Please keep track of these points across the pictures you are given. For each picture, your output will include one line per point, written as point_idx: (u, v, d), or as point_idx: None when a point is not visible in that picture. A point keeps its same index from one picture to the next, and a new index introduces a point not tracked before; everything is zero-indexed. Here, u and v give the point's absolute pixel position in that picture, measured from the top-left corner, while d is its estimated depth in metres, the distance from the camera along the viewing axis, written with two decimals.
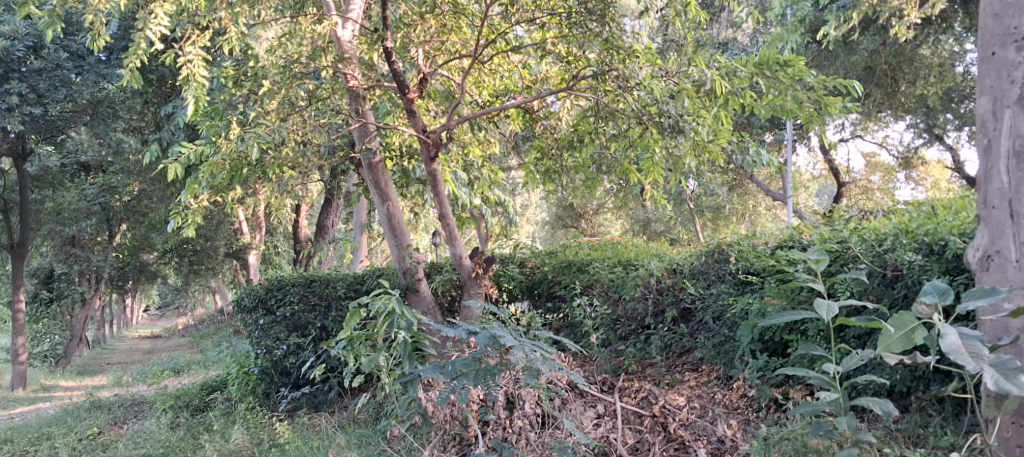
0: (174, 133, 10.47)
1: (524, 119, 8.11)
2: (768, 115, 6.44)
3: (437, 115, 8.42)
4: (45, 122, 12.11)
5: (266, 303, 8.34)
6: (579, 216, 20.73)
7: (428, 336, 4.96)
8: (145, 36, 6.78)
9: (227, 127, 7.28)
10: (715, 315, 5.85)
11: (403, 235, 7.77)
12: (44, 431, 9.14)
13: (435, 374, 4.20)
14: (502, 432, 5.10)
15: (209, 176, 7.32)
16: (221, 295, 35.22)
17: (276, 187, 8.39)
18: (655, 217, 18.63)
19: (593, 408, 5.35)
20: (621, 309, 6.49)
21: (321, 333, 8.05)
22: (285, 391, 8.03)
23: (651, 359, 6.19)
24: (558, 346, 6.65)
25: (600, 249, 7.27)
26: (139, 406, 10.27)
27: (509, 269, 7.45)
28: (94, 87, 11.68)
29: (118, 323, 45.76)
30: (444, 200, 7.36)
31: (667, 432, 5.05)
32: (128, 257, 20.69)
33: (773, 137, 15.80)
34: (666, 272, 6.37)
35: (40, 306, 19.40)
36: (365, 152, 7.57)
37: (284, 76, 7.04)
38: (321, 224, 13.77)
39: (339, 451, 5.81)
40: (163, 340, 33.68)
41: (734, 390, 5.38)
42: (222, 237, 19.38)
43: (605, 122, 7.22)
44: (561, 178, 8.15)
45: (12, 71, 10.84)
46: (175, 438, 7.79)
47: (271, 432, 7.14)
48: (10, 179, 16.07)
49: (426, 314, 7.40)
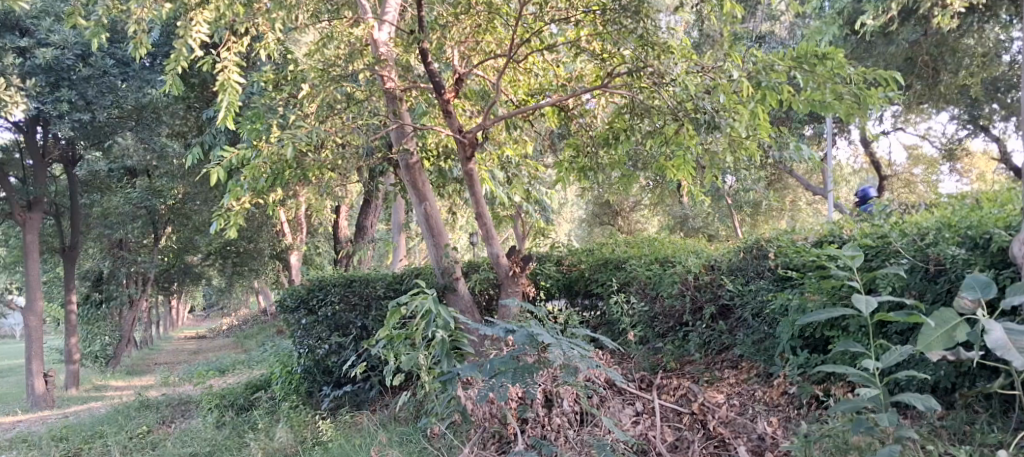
0: (216, 137, 10.76)
1: (559, 117, 8.14)
2: (806, 110, 6.37)
3: (472, 115, 8.50)
4: (93, 128, 12.54)
5: (308, 303, 8.51)
6: (615, 213, 20.67)
7: (465, 335, 5.03)
8: (185, 43, 7.01)
9: (267, 131, 7.51)
10: (754, 312, 5.80)
11: (441, 235, 7.87)
12: (98, 429, 9.49)
13: (473, 373, 4.28)
14: (541, 430, 5.12)
15: (251, 180, 7.46)
16: (264, 295, 35.88)
17: (316, 189, 8.58)
18: (692, 214, 18.48)
19: (632, 406, 5.35)
20: (658, 306, 6.46)
21: (362, 332, 8.20)
22: (327, 390, 8.18)
23: (690, 357, 6.17)
24: (595, 344, 6.69)
25: (636, 246, 7.26)
26: (185, 406, 10.57)
27: (546, 268, 7.47)
28: (139, 92, 12.07)
29: (164, 324, 47.00)
30: (481, 199, 7.45)
31: (707, 430, 5.03)
32: (174, 260, 21.29)
33: (812, 130, 15.56)
34: (704, 269, 6.35)
35: (90, 307, 20.33)
36: (402, 153, 7.69)
37: (322, 79, 7.29)
38: (361, 224, 14.00)
39: (381, 449, 5.92)
40: (208, 341, 34.51)
41: (774, 387, 5.32)
42: (264, 238, 19.82)
43: (640, 119, 7.19)
44: (596, 176, 8.16)
45: (63, 79, 11.28)
46: (220, 437, 8.00)
47: (314, 431, 7.31)
48: (60, 184, 16.66)
49: (464, 313, 7.48)
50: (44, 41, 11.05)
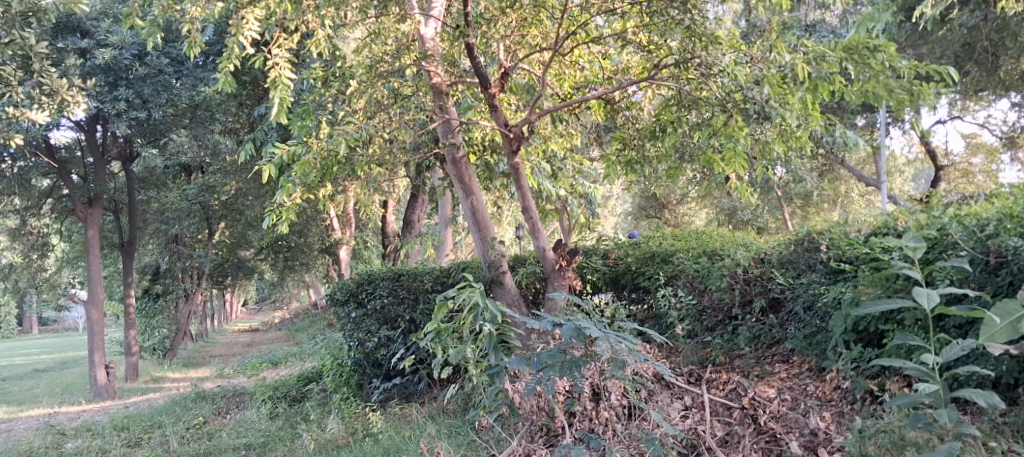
0: (268, 133, 11.02)
1: (605, 111, 8.14)
2: (858, 100, 6.20)
3: (518, 109, 8.48)
4: (149, 126, 12.99)
5: (358, 297, 8.67)
6: (663, 206, 20.46)
7: (513, 328, 5.07)
8: (238, 41, 7.23)
9: (317, 128, 7.67)
10: (806, 305, 5.68)
11: (487, 228, 7.92)
12: (156, 419, 9.85)
13: (522, 365, 4.32)
14: (588, 424, 5.12)
15: (302, 175, 7.62)
16: (314, 289, 36.57)
17: (364, 184, 8.74)
18: (741, 206, 18.19)
19: (680, 400, 5.32)
20: (707, 299, 6.40)
21: (411, 325, 8.33)
22: (377, 382, 8.34)
23: (740, 350, 6.10)
24: (642, 337, 6.69)
25: (684, 239, 7.19)
26: (240, 397, 10.90)
27: (592, 261, 7.47)
28: (193, 90, 12.40)
29: (220, 317, 48.40)
30: (527, 193, 7.49)
31: (758, 425, 4.97)
32: (228, 255, 21.89)
33: (865, 120, 15.14)
34: (753, 262, 6.25)
35: (149, 300, 21.05)
36: (449, 147, 7.76)
37: (369, 76, 7.34)
38: (408, 219, 14.16)
39: (431, 441, 6.03)
40: (262, 334, 35.43)
41: (827, 381, 5.20)
42: (314, 233, 20.24)
43: (687, 111, 7.12)
44: (643, 170, 8.07)
45: (120, 79, 11.72)
46: (274, 428, 8.25)
47: (364, 422, 7.47)
48: (119, 181, 17.28)
49: (511, 306, 7.52)
50: (104, 41, 11.48)
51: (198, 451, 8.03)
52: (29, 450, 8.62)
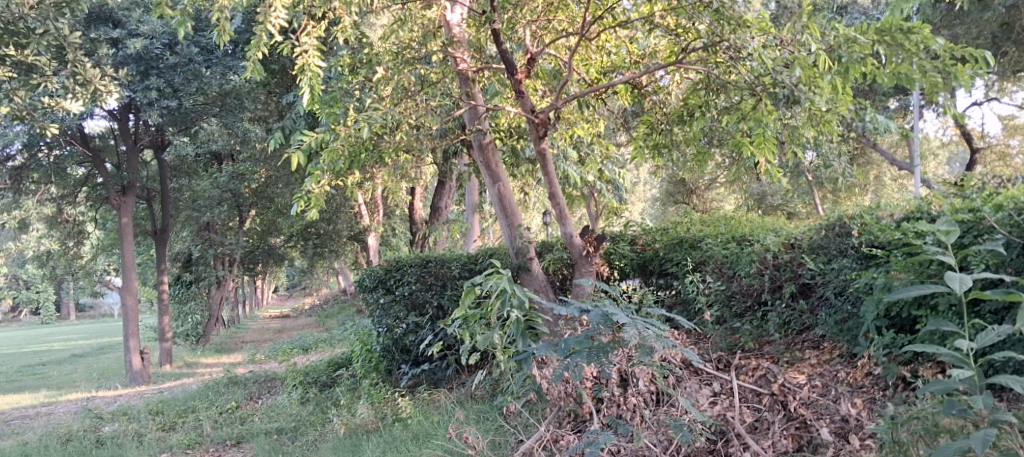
0: (296, 121, 11.12)
1: (632, 95, 8.06)
2: (891, 83, 6.08)
3: (544, 95, 8.46)
4: (180, 114, 13.20)
5: (386, 283, 8.75)
6: (691, 191, 20.28)
7: (540, 314, 5.08)
8: (266, 29, 7.30)
9: (344, 115, 7.73)
10: (837, 290, 5.61)
11: (514, 215, 7.92)
12: (190, 404, 10.07)
13: (549, 352, 4.34)
14: (616, 409, 5.11)
15: (330, 163, 7.69)
16: (344, 275, 36.97)
17: (391, 171, 8.80)
18: (770, 191, 17.98)
19: (709, 387, 5.28)
20: (736, 284, 6.35)
21: (439, 312, 8.39)
22: (405, 368, 8.44)
23: (770, 337, 6.04)
24: (670, 323, 6.67)
25: (713, 224, 7.13)
26: (271, 382, 11.10)
27: (620, 247, 7.46)
28: (222, 78, 12.53)
29: (250, 304, 49.25)
30: (554, 179, 7.47)
31: (787, 411, 4.94)
32: (258, 242, 22.20)
33: (898, 103, 14.83)
34: (784, 247, 6.21)
35: (182, 287, 21.55)
36: (476, 134, 7.77)
37: (395, 62, 7.40)
38: (435, 206, 14.21)
39: (459, 426, 6.09)
40: (292, 320, 35.96)
41: (858, 367, 5.15)
42: (343, 220, 20.44)
43: (716, 94, 7.02)
44: (671, 154, 8.03)
45: (152, 68, 11.90)
46: (305, 412, 8.39)
47: (393, 407, 7.56)
48: (151, 169, 17.59)
49: (538, 292, 7.54)
50: (135, 31, 11.64)
51: (232, 435, 8.20)
52: (69, 433, 8.77)
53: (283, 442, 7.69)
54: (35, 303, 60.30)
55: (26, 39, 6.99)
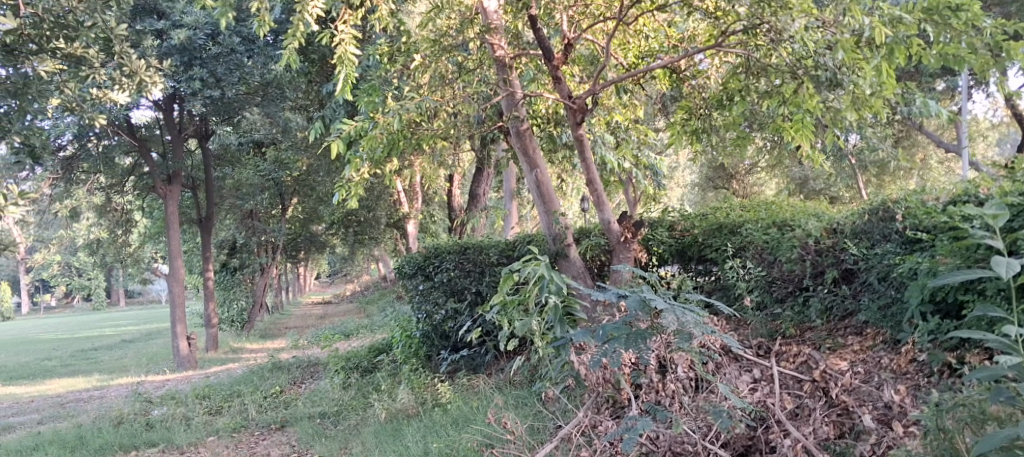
0: (335, 110, 11.26)
1: (671, 80, 7.98)
2: (938, 64, 5.95)
3: (582, 81, 8.45)
4: (224, 105, 13.53)
5: (425, 270, 8.86)
6: (731, 177, 19.97)
7: (579, 300, 5.10)
8: (304, 18, 7.40)
9: (383, 103, 7.83)
10: (881, 275, 5.54)
11: (552, 201, 7.93)
12: (235, 388, 10.35)
13: (587, 338, 4.36)
14: (655, 396, 5.05)
15: (369, 151, 7.80)
16: (383, 262, 37.32)
17: (430, 158, 8.90)
18: (811, 175, 17.63)
19: (749, 373, 5.20)
20: (776, 270, 6.27)
21: (477, 298, 8.51)
22: (445, 354, 8.59)
23: (811, 323, 5.97)
24: (710, 310, 6.63)
25: (753, 209, 7.07)
26: (314, 367, 11.35)
27: (658, 233, 7.42)
28: (264, 68, 12.69)
29: (293, 291, 50.20)
30: (591, 165, 7.45)
31: (829, 398, 4.87)
32: (300, 229, 22.59)
33: (946, 84, 14.37)
34: (826, 233, 6.14)
35: (227, 274, 22.04)
36: (513, 121, 7.72)
37: (433, 50, 7.49)
38: (474, 193, 14.26)
39: (499, 411, 6.25)
40: (333, 306, 36.55)
41: (902, 354, 5.06)
42: (382, 207, 20.69)
43: (756, 78, 6.92)
44: (710, 138, 7.96)
45: (195, 58, 12.19)
46: (347, 397, 8.59)
47: (433, 393, 7.68)
48: (196, 158, 18.01)
49: (576, 279, 7.57)
50: (178, 22, 11.91)
51: (276, 419, 8.42)
52: (120, 416, 9.05)
53: (326, 426, 7.88)
54: (87, 289, 62.30)
55: (76, 33, 7.09)
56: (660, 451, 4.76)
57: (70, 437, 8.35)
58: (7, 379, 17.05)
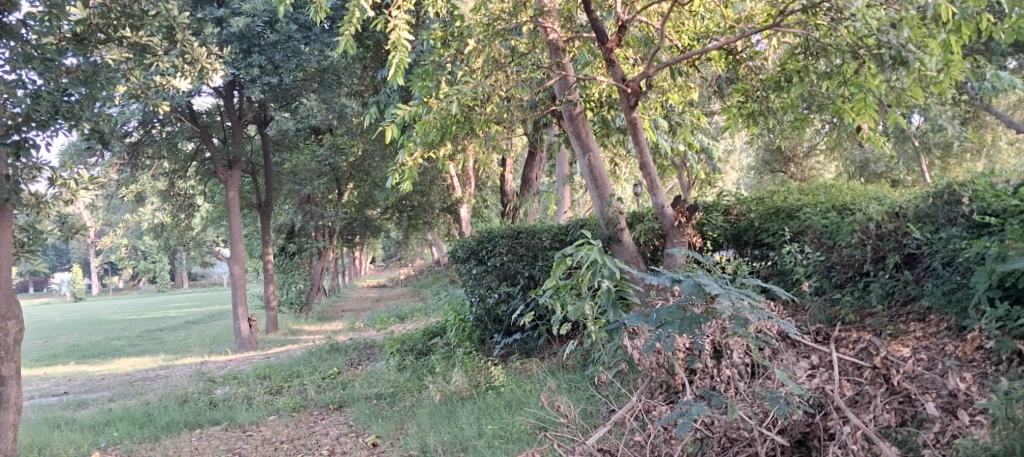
0: (389, 96, 11.43)
1: (727, 61, 7.85)
2: (1010, 40, 5.76)
3: (635, 63, 8.38)
4: (282, 90, 14.02)
5: (478, 254, 8.98)
6: (788, 160, 19.51)
7: (632, 285, 5.12)
8: (359, 4, 7.53)
9: (436, 87, 7.92)
10: (945, 260, 5.41)
11: (605, 185, 7.91)
12: (295, 369, 10.71)
13: (640, 322, 4.37)
14: (710, 381, 5.02)
15: (423, 135, 7.91)
16: (436, 246, 37.72)
17: (483, 142, 8.98)
18: (872, 157, 17.09)
19: (807, 359, 5.06)
20: (836, 255, 6.14)
21: (530, 282, 8.56)
22: (498, 337, 8.72)
23: (872, 309, 5.83)
24: (767, 294, 6.54)
25: (811, 193, 6.95)
26: (370, 349, 11.64)
27: (713, 217, 7.36)
28: (321, 55, 12.94)
29: (349, 274, 51.25)
30: (645, 148, 7.39)
31: (890, 385, 4.71)
32: (356, 214, 23.04)
33: (1018, 61, 13.71)
34: (887, 217, 6.00)
35: (286, 258, 22.67)
36: (566, 104, 7.77)
37: (486, 34, 7.40)
38: (526, 177, 14.29)
39: (552, 395, 6.34)
40: (389, 289, 37.29)
41: (968, 341, 4.94)
42: (436, 192, 20.93)
43: (815, 59, 6.78)
44: (767, 121, 7.77)
45: (254, 45, 12.57)
46: (403, 378, 8.80)
47: (486, 376, 7.81)
48: (256, 144, 18.54)
49: (629, 263, 7.55)
50: (237, 10, 12.25)
51: (333, 400, 8.67)
52: (185, 395, 9.47)
53: (382, 406, 8.09)
54: (153, 271, 64.88)
55: (141, 22, 7.40)
56: (714, 437, 4.68)
57: (139, 414, 8.79)
58: (82, 358, 17.98)
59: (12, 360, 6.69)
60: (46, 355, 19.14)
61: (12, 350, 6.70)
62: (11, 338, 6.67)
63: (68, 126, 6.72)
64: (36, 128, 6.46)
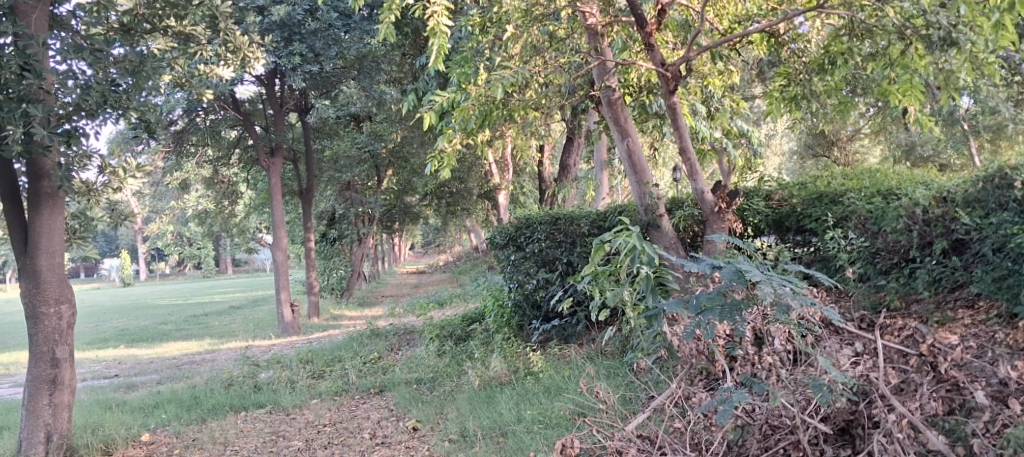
0: (427, 82, 11.50)
1: (768, 44, 7.71)
2: None
3: (675, 47, 8.32)
4: (322, 78, 14.21)
5: (516, 240, 9.02)
6: (831, 143, 19.11)
7: (671, 272, 5.11)
8: None
9: (475, 74, 7.93)
10: (996, 246, 5.23)
11: (644, 172, 7.86)
12: (337, 354, 10.92)
13: (680, 309, 4.38)
14: (751, 368, 4.94)
15: (462, 122, 7.93)
16: (474, 233, 37.90)
17: (521, 128, 8.99)
18: (919, 140, 16.65)
19: (851, 347, 4.97)
20: (880, 241, 6.02)
21: (568, 268, 8.57)
22: (536, 323, 8.77)
23: (918, 295, 5.72)
24: (809, 280, 6.46)
25: (855, 178, 6.89)
26: (410, 335, 11.81)
27: (754, 203, 7.27)
28: (360, 43, 13.07)
29: (390, 261, 52.03)
30: (684, 133, 7.31)
31: (938, 373, 4.60)
32: (395, 201, 23.27)
33: None
34: (935, 202, 5.88)
35: (327, 244, 23.04)
36: (604, 90, 7.73)
37: (524, 20, 7.30)
38: (564, 163, 14.26)
39: (591, 381, 6.38)
40: (428, 275, 37.56)
41: (1019, 329, 4.85)
42: (474, 179, 21.03)
43: (860, 40, 6.61)
44: (810, 105, 7.55)
45: (295, 34, 12.74)
46: (442, 364, 8.92)
47: (525, 361, 7.87)
48: (297, 132, 18.83)
49: (668, 250, 7.51)
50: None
51: (374, 384, 8.83)
52: (231, 379, 9.74)
53: (422, 391, 8.22)
54: (198, 257, 66.49)
55: (185, 11, 7.69)
56: (756, 424, 4.65)
57: (187, 397, 9.07)
58: (130, 342, 18.56)
59: (66, 343, 6.90)
60: (97, 339, 19.80)
61: (66, 333, 6.91)
62: (65, 321, 6.89)
63: (117, 115, 6.83)
64: (86, 118, 6.50)
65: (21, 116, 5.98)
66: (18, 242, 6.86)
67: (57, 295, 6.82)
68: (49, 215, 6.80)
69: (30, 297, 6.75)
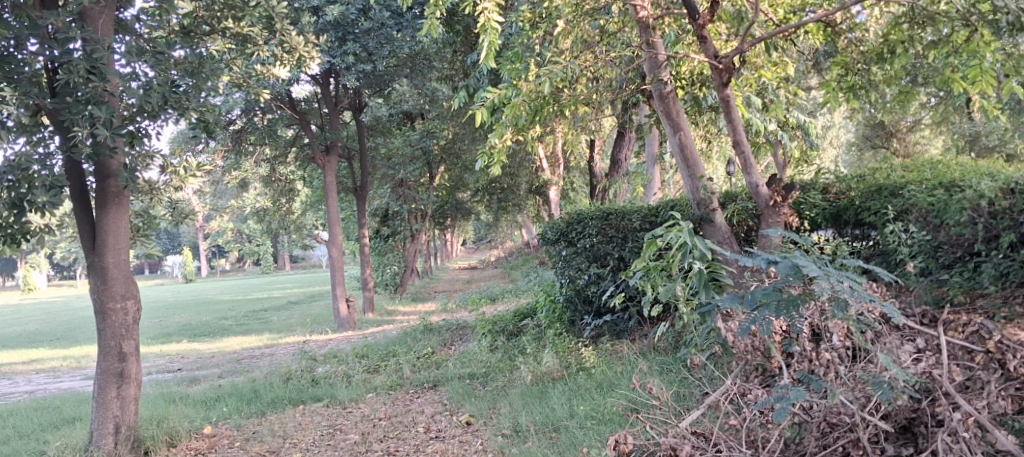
0: (478, 79, 11.58)
1: (824, 34, 7.46)
2: None
3: (727, 39, 8.30)
4: (376, 76, 14.59)
5: (568, 236, 9.04)
6: (891, 134, 18.54)
7: (724, 267, 5.02)
8: None
9: (526, 69, 7.95)
10: None
11: (696, 165, 7.76)
12: (391, 349, 11.12)
13: (735, 304, 4.30)
14: (807, 365, 4.84)
15: (514, 118, 7.97)
16: (524, 229, 37.93)
17: (572, 123, 8.99)
18: (984, 130, 16.03)
19: (912, 343, 4.82)
20: (943, 234, 5.85)
21: (620, 263, 8.55)
22: (589, 319, 8.77)
23: (983, 290, 5.54)
24: (868, 275, 6.32)
25: (916, 169, 6.68)
26: (462, 330, 11.96)
27: (811, 197, 7.15)
28: (411, 41, 13.22)
29: (442, 257, 52.59)
30: (738, 125, 7.17)
31: (1005, 370, 4.48)
32: (447, 198, 23.51)
33: None
34: (1001, 193, 5.62)
35: (381, 241, 23.42)
36: (656, 83, 7.61)
37: (575, 15, 7.46)
38: (615, 158, 14.19)
39: (644, 377, 6.38)
40: (480, 271, 37.84)
41: None
42: (524, 174, 21.10)
43: (922, 27, 6.38)
44: (869, 95, 7.38)
45: (348, 33, 13.02)
46: (494, 359, 9.00)
47: (577, 357, 7.87)
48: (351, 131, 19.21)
49: (721, 244, 7.42)
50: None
51: (428, 379, 8.96)
52: (289, 373, 10.02)
53: (475, 386, 8.32)
54: (257, 255, 68.41)
55: (241, 12, 7.88)
56: (813, 422, 4.55)
57: (247, 391, 9.37)
58: (194, 336, 19.28)
59: (131, 337, 7.21)
60: (162, 334, 20.59)
61: (131, 327, 7.22)
62: (130, 316, 7.20)
63: (176, 116, 7.10)
64: (147, 119, 6.93)
65: (88, 118, 6.21)
66: (87, 240, 7.20)
67: (123, 291, 7.15)
68: (115, 213, 7.14)
69: (98, 294, 7.08)
